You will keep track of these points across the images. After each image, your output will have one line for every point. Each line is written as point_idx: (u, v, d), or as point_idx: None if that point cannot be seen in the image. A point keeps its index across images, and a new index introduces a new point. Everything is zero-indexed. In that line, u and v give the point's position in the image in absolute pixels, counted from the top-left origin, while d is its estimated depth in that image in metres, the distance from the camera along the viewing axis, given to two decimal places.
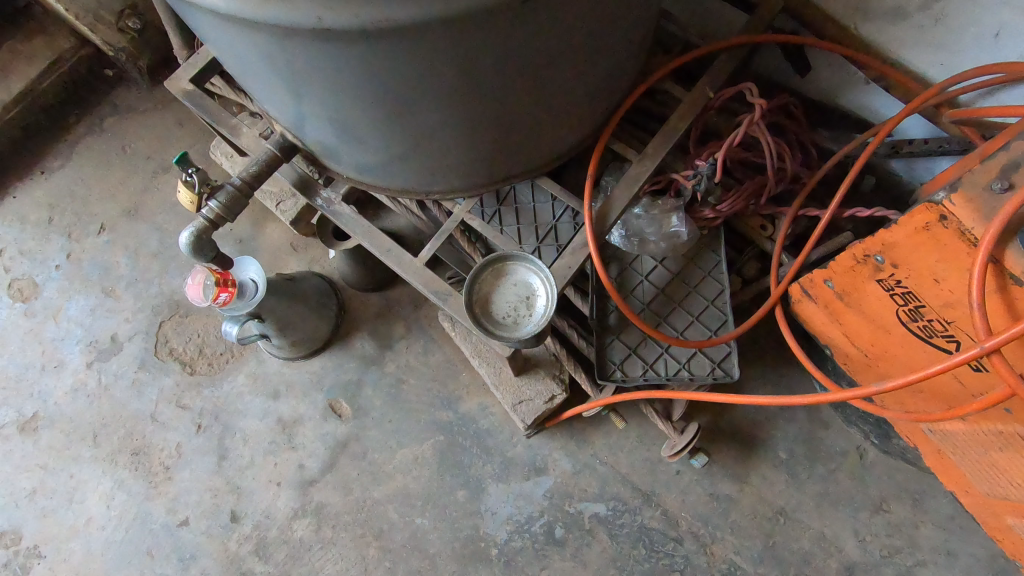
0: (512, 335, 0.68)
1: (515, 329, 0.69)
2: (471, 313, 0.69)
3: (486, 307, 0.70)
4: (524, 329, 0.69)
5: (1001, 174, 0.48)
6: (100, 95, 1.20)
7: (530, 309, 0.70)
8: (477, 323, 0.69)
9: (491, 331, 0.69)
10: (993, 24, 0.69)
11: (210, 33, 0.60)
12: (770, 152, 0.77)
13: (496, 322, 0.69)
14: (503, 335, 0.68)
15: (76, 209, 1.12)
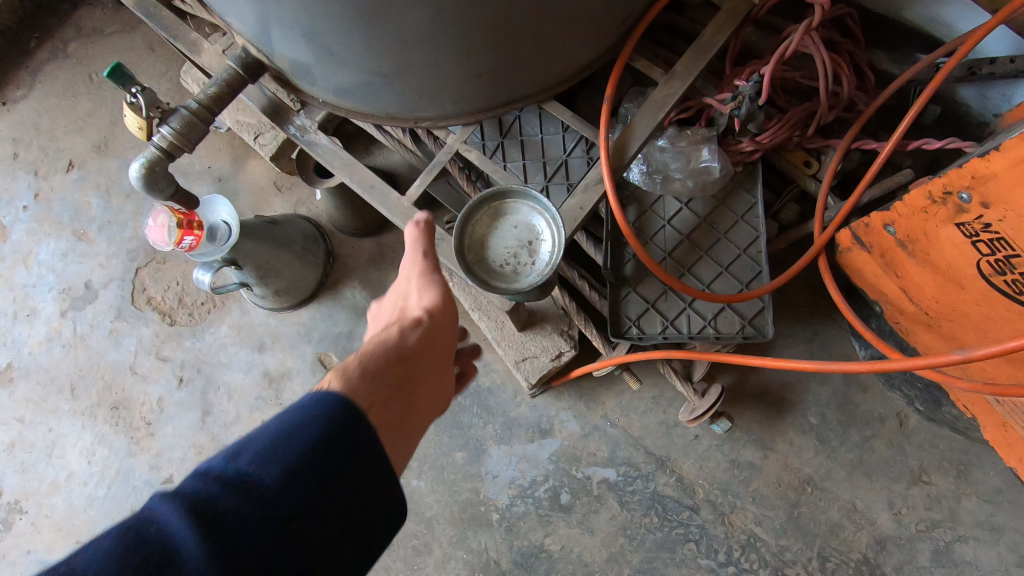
0: (510, 287, 0.59)
1: (514, 279, 0.59)
2: (463, 260, 0.59)
3: (480, 253, 0.60)
4: (525, 279, 0.59)
5: None
6: (62, 16, 1.08)
7: (532, 255, 0.60)
8: (470, 272, 0.59)
9: (487, 282, 0.59)
10: None
11: None
12: (824, 70, 0.64)
13: (492, 271, 0.60)
14: (500, 286, 0.59)
15: (43, 144, 1.03)
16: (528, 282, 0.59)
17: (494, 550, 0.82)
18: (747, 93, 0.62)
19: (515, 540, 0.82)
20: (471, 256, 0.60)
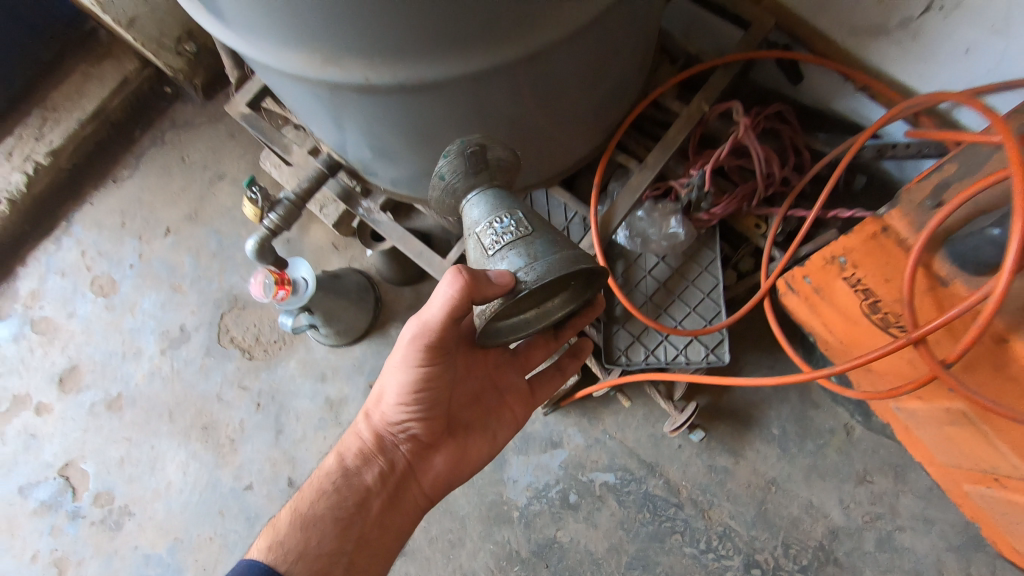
0: (539, 251, 0.58)
1: (518, 207, 0.62)
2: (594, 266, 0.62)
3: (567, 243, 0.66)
4: (488, 197, 0.63)
5: (933, 193, 0.57)
6: (160, 111, 1.33)
7: (501, 249, 0.59)
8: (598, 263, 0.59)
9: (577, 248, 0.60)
10: (962, 42, 0.75)
11: (274, 83, 0.70)
12: (759, 159, 0.85)
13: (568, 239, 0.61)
14: (563, 254, 0.57)
15: (145, 214, 1.27)
16: (483, 195, 0.64)
17: (515, 542, 1.00)
18: (696, 182, 0.85)
19: (533, 533, 1.00)
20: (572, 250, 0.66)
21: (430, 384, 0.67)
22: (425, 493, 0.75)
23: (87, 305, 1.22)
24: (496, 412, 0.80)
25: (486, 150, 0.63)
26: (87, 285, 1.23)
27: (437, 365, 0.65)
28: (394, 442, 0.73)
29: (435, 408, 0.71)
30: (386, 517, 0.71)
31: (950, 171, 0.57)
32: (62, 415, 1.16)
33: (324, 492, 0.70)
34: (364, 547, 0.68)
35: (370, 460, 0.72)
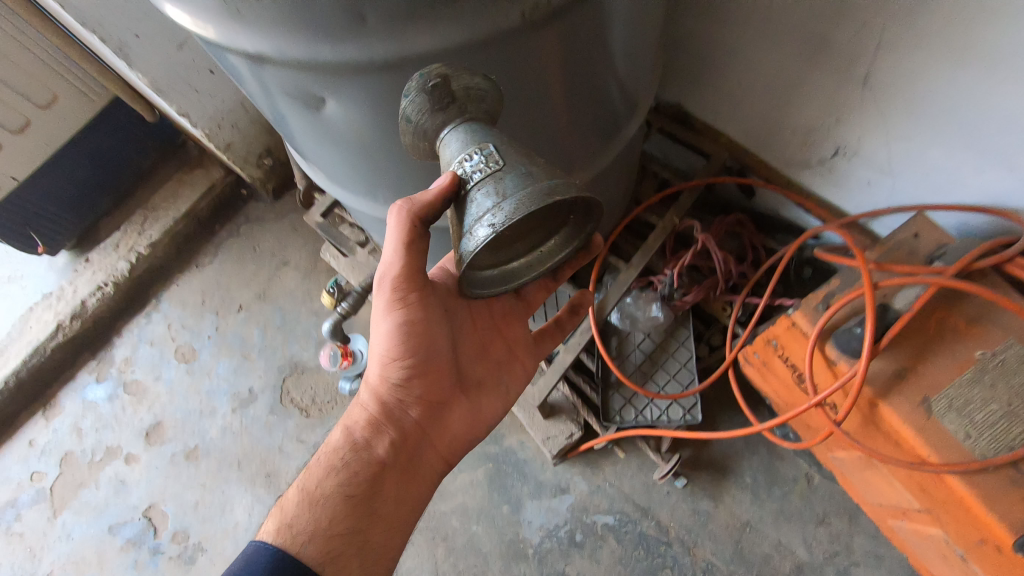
0: (508, 185, 0.52)
1: (492, 140, 0.55)
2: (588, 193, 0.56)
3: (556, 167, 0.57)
4: (462, 130, 0.56)
5: (824, 299, 0.79)
6: (237, 209, 1.62)
7: (469, 189, 0.54)
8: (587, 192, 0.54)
9: (555, 176, 0.53)
10: (864, 177, 1.01)
11: (359, 215, 0.97)
12: (719, 260, 1.09)
13: (543, 174, 0.53)
14: (535, 187, 0.51)
15: (222, 294, 1.53)
16: (454, 127, 0.57)
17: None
18: (668, 280, 1.11)
19: (545, 567, 1.18)
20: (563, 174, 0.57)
21: (420, 334, 0.72)
22: (438, 458, 0.79)
23: (172, 370, 1.46)
24: (499, 372, 0.86)
25: (453, 81, 0.55)
26: (172, 353, 1.48)
27: (420, 309, 0.71)
28: (399, 407, 0.76)
29: (433, 366, 0.76)
30: (403, 485, 0.74)
31: (836, 283, 0.79)
32: (147, 464, 1.38)
33: (335, 469, 0.71)
34: (384, 513, 0.71)
35: (378, 429, 0.74)
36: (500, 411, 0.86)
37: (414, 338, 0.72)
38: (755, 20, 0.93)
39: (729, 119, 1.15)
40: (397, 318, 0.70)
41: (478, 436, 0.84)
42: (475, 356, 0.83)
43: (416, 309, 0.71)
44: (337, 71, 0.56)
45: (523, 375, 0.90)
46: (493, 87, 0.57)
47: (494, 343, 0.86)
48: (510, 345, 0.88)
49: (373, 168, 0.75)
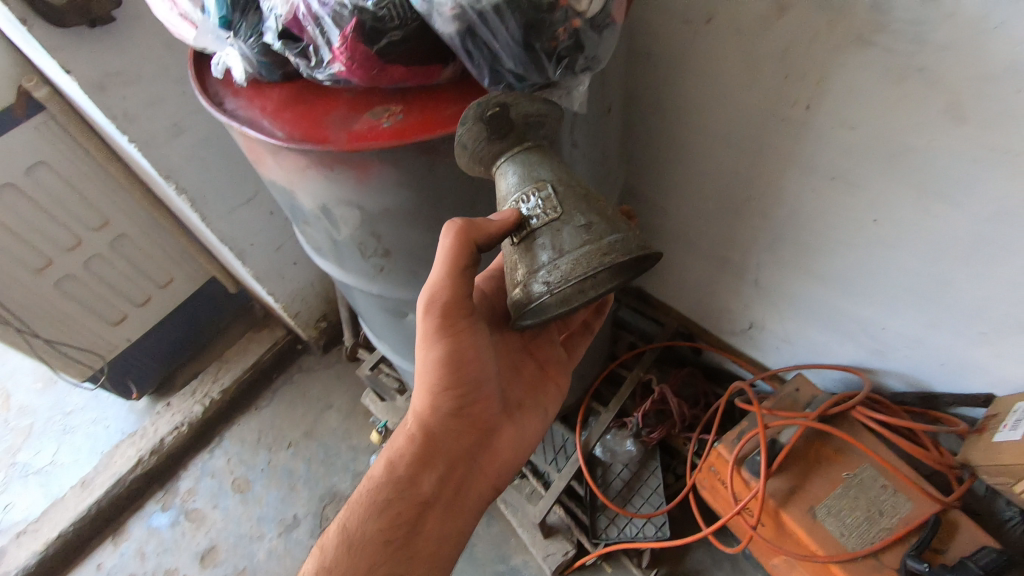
0: (567, 244, 0.58)
1: (550, 180, 0.61)
2: (635, 234, 0.61)
3: (603, 206, 0.62)
4: (519, 163, 0.62)
5: (737, 434, 1.13)
6: (293, 361, 1.99)
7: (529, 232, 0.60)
8: (642, 250, 0.59)
9: (612, 230, 0.59)
10: (775, 344, 1.39)
11: (407, 374, 1.33)
12: (675, 405, 1.42)
13: (597, 228, 0.59)
14: (592, 245, 0.57)
15: (275, 432, 1.83)
16: (515, 158, 0.62)
17: None
18: (636, 420, 1.44)
19: None
20: (610, 214, 0.62)
21: (461, 368, 0.78)
22: (481, 486, 0.88)
23: (228, 499, 1.72)
24: (533, 395, 0.96)
25: (511, 110, 0.60)
26: (229, 484, 1.75)
27: (473, 344, 0.76)
28: (445, 440, 0.83)
29: (477, 397, 0.84)
30: (449, 517, 0.83)
31: (745, 424, 1.14)
32: None
33: (379, 509, 0.79)
34: (429, 547, 0.80)
35: (424, 465, 0.82)
36: (539, 431, 0.96)
37: (463, 371, 0.79)
38: (682, 240, 1.37)
39: (677, 298, 1.55)
40: (453, 350, 0.76)
41: (517, 460, 0.93)
42: (511, 382, 0.93)
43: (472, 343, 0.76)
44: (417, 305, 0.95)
45: (556, 397, 0.99)
46: (551, 112, 0.63)
47: (526, 367, 0.96)
48: (542, 367, 0.99)
49: None
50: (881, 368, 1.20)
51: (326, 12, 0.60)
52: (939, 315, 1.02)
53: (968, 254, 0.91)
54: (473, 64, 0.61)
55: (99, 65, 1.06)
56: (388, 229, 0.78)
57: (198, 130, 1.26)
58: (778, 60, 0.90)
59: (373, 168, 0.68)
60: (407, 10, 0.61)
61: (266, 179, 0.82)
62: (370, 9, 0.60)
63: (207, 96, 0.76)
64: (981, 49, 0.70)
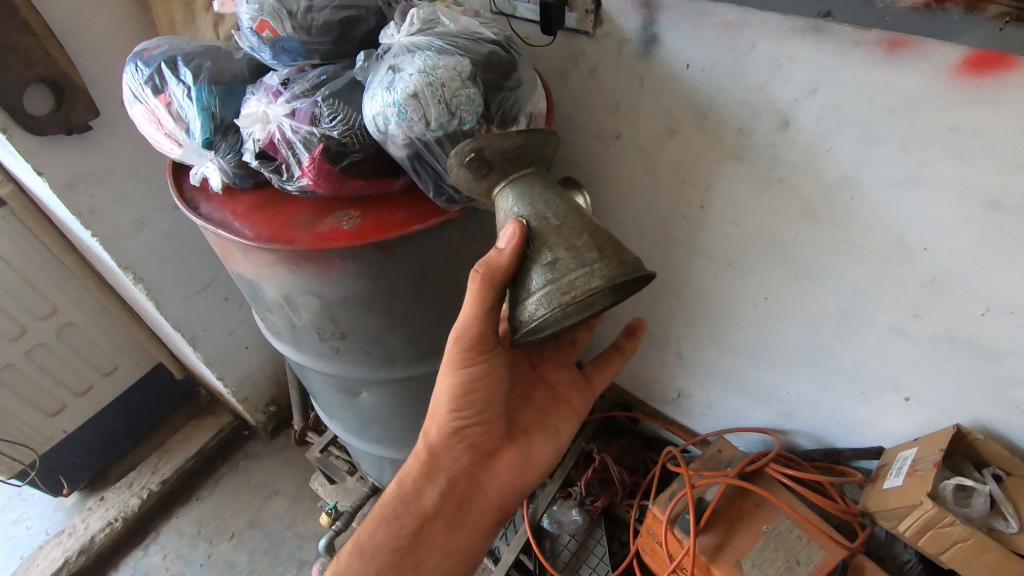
0: (535, 283, 0.66)
1: (530, 216, 0.68)
2: (605, 262, 0.64)
3: (582, 235, 0.66)
4: (511, 195, 0.69)
5: (669, 495, 1.23)
6: (238, 447, 1.96)
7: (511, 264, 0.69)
8: (605, 282, 0.62)
9: (579, 265, 0.64)
10: (700, 410, 1.52)
11: (357, 452, 1.37)
12: (614, 474, 1.51)
13: (565, 266, 0.65)
14: (554, 285, 0.64)
15: (216, 523, 1.78)
16: (506, 195, 0.70)
17: None
18: (579, 490, 1.51)
19: None
20: (584, 242, 0.65)
21: (467, 394, 0.86)
22: (485, 503, 0.97)
23: None
24: (546, 417, 1.01)
25: (485, 152, 0.66)
26: None
27: (479, 376, 0.84)
28: (449, 462, 0.93)
29: (481, 423, 0.91)
30: (450, 531, 0.93)
31: (675, 486, 1.24)
32: None
33: (388, 521, 0.91)
34: (430, 558, 0.90)
35: (428, 482, 0.93)
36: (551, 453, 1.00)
37: (466, 396, 0.86)
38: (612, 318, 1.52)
39: None
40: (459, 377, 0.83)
41: (526, 479, 0.99)
42: (523, 406, 0.99)
43: (479, 375, 0.83)
44: (370, 384, 1.03)
45: (571, 420, 1.04)
46: (526, 144, 0.68)
47: (539, 392, 1.02)
48: (557, 390, 1.04)
49: (377, 426, 1.18)
50: (789, 427, 1.35)
51: (298, 138, 0.74)
52: (827, 378, 1.19)
53: (838, 325, 1.09)
54: (420, 179, 0.76)
55: (71, 168, 1.14)
56: (346, 315, 0.87)
57: (161, 223, 1.34)
58: (675, 170, 1.09)
59: (335, 264, 0.78)
60: (366, 137, 0.74)
61: (233, 271, 0.91)
62: (336, 136, 0.73)
63: (184, 200, 0.86)
64: (820, 167, 0.92)
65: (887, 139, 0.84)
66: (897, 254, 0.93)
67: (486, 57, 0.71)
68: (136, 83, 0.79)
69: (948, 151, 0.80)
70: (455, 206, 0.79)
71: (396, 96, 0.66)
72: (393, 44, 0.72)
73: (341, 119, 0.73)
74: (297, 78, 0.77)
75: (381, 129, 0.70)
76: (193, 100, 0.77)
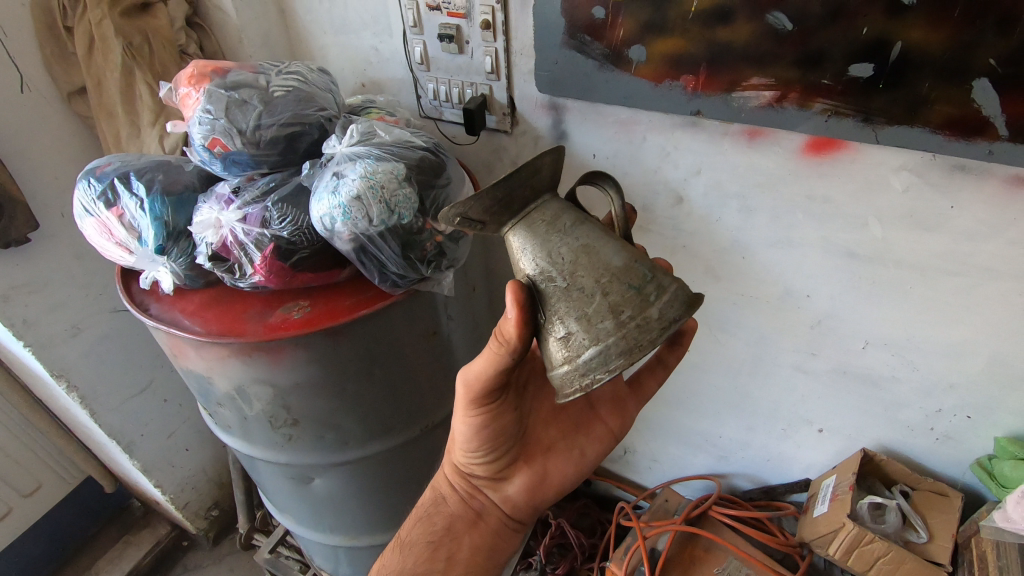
0: (555, 360, 0.63)
1: (539, 279, 0.63)
2: (621, 336, 0.59)
3: (593, 299, 0.60)
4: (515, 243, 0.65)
5: (625, 549, 1.28)
6: (176, 560, 1.83)
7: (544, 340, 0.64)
8: (623, 365, 0.58)
9: (591, 343, 0.60)
10: (646, 463, 1.60)
11: (311, 545, 1.34)
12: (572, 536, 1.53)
13: (580, 342, 0.60)
14: (571, 368, 0.61)
15: None
16: (510, 239, 0.66)
17: None
18: (538, 558, 1.52)
19: None
20: (596, 310, 0.60)
21: (484, 421, 0.83)
22: (510, 511, 0.96)
23: None
24: (574, 435, 0.96)
25: (472, 214, 0.62)
26: None
27: (490, 417, 0.82)
28: (471, 478, 0.93)
29: (500, 447, 0.89)
30: (473, 534, 0.93)
31: (630, 539, 1.29)
32: None
33: (421, 521, 0.93)
34: (458, 554, 0.91)
35: (451, 491, 0.95)
36: (577, 473, 0.96)
37: (483, 426, 0.83)
38: None
39: None
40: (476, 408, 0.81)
41: (552, 494, 0.97)
42: (549, 422, 0.96)
43: (491, 416, 0.82)
44: (323, 468, 1.05)
45: (603, 439, 0.98)
46: (504, 185, 0.61)
47: (573, 406, 0.97)
48: (594, 406, 0.98)
49: (331, 514, 1.18)
50: (725, 470, 1.45)
51: (250, 240, 0.81)
52: (751, 419, 1.31)
53: (751, 369, 1.22)
54: (366, 269, 0.84)
55: (6, 279, 1.14)
56: (299, 401, 0.91)
57: (98, 327, 1.33)
58: None
59: (286, 352, 0.83)
60: (313, 235, 0.82)
61: (183, 368, 0.93)
62: (286, 236, 0.81)
63: (133, 304, 0.89)
64: (712, 234, 1.08)
65: (760, 209, 1.01)
66: (787, 302, 1.08)
67: (418, 161, 0.83)
68: (88, 198, 0.84)
69: (809, 216, 0.97)
70: (398, 290, 0.87)
71: (341, 199, 0.75)
72: (336, 153, 0.82)
73: (290, 221, 0.81)
74: (247, 186, 0.86)
75: (328, 227, 0.78)
76: (146, 211, 0.83)
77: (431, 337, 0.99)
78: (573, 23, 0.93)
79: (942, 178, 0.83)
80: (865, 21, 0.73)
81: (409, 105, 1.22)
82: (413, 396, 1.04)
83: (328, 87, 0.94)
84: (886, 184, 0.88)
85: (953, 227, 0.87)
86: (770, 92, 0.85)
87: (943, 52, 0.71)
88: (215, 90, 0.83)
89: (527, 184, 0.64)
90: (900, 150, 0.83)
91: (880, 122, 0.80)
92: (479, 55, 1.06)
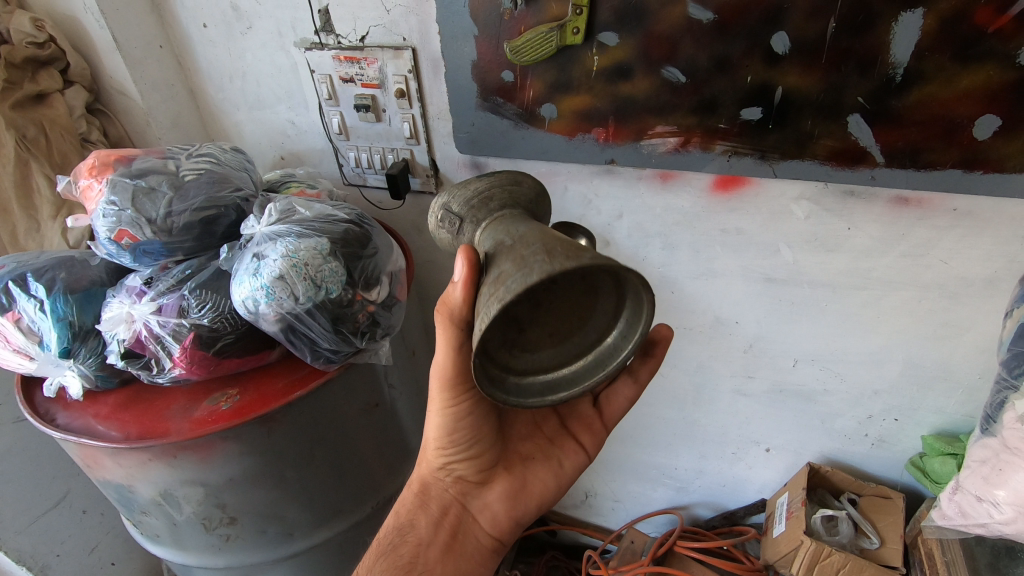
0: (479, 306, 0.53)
1: (490, 245, 0.58)
2: (546, 260, 0.49)
3: (531, 245, 0.53)
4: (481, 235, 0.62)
5: None
6: None
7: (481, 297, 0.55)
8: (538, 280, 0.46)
9: (515, 272, 0.49)
10: (608, 504, 1.58)
11: None
12: None
13: (506, 276, 0.50)
14: (493, 297, 0.50)
15: None
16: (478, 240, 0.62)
17: None
18: None
19: None
20: (530, 249, 0.52)
21: (463, 417, 0.75)
22: (484, 529, 0.86)
23: None
24: (549, 446, 0.90)
25: (452, 208, 0.66)
26: None
27: (470, 416, 0.76)
28: (446, 491, 0.84)
29: (478, 451, 0.81)
30: (446, 560, 0.81)
31: None
32: None
33: (386, 552, 0.80)
34: None
35: (423, 511, 0.83)
36: (553, 482, 0.89)
37: (461, 420, 0.76)
38: None
39: None
40: (456, 402, 0.73)
41: (530, 510, 0.88)
42: (522, 432, 0.89)
43: (472, 415, 0.76)
44: (266, 567, 0.97)
45: (578, 453, 0.92)
46: (488, 185, 0.66)
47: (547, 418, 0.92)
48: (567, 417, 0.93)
49: None
50: (686, 501, 1.45)
51: (167, 332, 0.76)
52: (702, 447, 1.33)
53: (696, 399, 1.25)
54: (296, 347, 0.80)
55: None
56: (234, 497, 0.85)
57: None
58: None
59: (216, 447, 0.78)
60: (236, 320, 0.79)
61: (100, 479, 0.85)
62: (206, 324, 0.77)
63: (37, 415, 0.81)
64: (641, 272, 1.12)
65: (681, 245, 1.06)
66: (719, 329, 1.13)
67: (342, 234, 0.82)
68: None
69: (726, 247, 1.02)
70: (333, 365, 0.84)
71: (263, 280, 0.73)
72: (255, 233, 0.80)
73: (210, 308, 0.77)
74: (161, 275, 0.82)
75: (251, 310, 0.75)
76: (47, 312, 0.77)
77: (374, 409, 0.96)
78: (485, 87, 0.96)
79: (837, 204, 0.91)
80: (747, 70, 0.80)
81: (331, 174, 1.22)
82: (360, 474, 0.99)
83: (243, 166, 0.93)
84: (790, 213, 0.95)
85: (852, 246, 0.94)
86: (675, 138, 0.90)
87: (817, 93, 0.79)
88: (119, 180, 0.80)
89: (508, 188, 0.66)
90: (795, 182, 0.90)
91: (774, 157, 0.87)
92: (397, 122, 1.08)
